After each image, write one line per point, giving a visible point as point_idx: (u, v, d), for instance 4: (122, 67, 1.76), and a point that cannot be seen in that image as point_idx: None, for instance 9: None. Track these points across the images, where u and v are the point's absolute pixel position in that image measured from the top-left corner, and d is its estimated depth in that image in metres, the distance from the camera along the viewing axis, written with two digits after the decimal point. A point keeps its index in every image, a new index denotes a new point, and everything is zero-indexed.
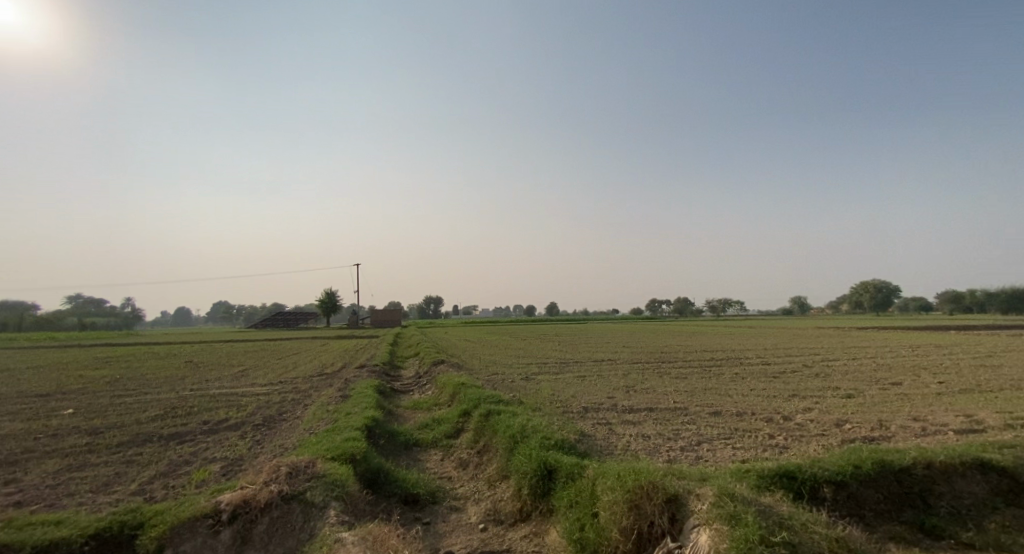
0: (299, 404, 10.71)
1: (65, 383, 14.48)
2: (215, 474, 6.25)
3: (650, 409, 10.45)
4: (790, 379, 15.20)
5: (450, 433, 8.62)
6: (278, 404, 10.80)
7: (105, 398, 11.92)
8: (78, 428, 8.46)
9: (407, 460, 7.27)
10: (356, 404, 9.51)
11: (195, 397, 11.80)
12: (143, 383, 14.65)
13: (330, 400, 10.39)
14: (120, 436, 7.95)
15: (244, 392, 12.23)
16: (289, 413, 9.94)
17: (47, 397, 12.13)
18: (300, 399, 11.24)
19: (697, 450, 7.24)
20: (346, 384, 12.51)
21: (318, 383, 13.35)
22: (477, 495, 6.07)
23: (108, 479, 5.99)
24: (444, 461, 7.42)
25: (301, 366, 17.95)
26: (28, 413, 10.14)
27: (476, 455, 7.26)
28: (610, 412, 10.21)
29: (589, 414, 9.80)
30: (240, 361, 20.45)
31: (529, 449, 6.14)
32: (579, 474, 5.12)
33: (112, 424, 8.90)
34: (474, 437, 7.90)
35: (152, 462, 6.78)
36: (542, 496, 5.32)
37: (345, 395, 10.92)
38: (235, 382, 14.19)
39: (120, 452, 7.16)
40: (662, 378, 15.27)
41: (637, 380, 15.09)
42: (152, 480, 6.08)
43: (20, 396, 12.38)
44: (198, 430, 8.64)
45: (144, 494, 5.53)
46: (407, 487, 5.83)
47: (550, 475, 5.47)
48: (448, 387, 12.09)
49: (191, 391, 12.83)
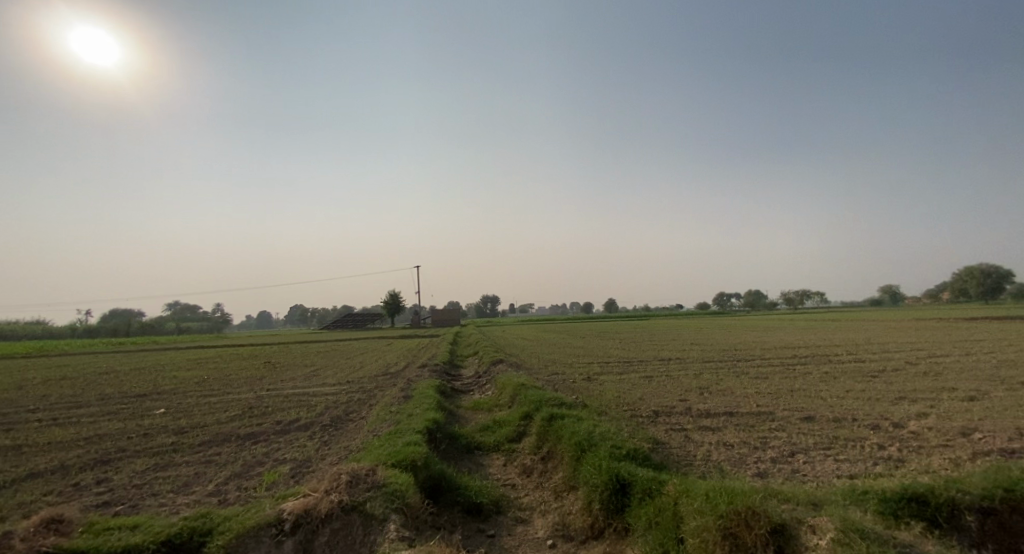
0: (364, 404, 10.92)
1: (162, 384, 15.96)
2: (284, 476, 6.38)
3: (729, 413, 9.52)
4: (892, 379, 13.37)
5: (512, 436, 8.31)
6: (344, 404, 11.08)
7: (195, 398, 12.91)
8: (168, 429, 9.20)
9: (470, 465, 7.03)
10: (417, 405, 9.48)
11: (270, 397, 12.45)
12: (227, 383, 15.79)
13: (393, 401, 10.48)
14: (202, 438, 8.50)
15: (315, 392, 12.75)
16: (355, 413, 10.15)
17: (147, 397, 13.37)
18: (365, 399, 11.48)
19: (791, 463, 6.36)
20: (408, 384, 12.65)
21: (382, 383, 13.64)
22: (544, 506, 5.67)
23: (188, 481, 6.36)
24: (507, 467, 7.11)
25: (367, 366, 18.57)
26: (130, 412, 11.17)
27: (541, 462, 6.87)
28: (683, 416, 9.43)
29: (660, 418, 9.09)
30: (312, 361, 21.59)
31: (598, 459, 5.64)
32: (658, 490, 4.56)
33: (197, 424, 9.55)
34: (538, 442, 7.52)
35: (228, 463, 7.11)
36: (615, 512, 4.82)
37: (407, 396, 10.98)
38: (307, 382, 14.88)
39: (201, 453, 7.64)
40: (739, 379, 14.03)
41: (710, 380, 13.99)
42: (228, 481, 6.30)
43: (125, 396, 13.75)
44: (272, 430, 9.01)
45: (219, 496, 5.72)
46: (469, 495, 5.57)
47: (623, 489, 4.96)
48: (508, 387, 11.82)
49: (267, 391, 13.59)
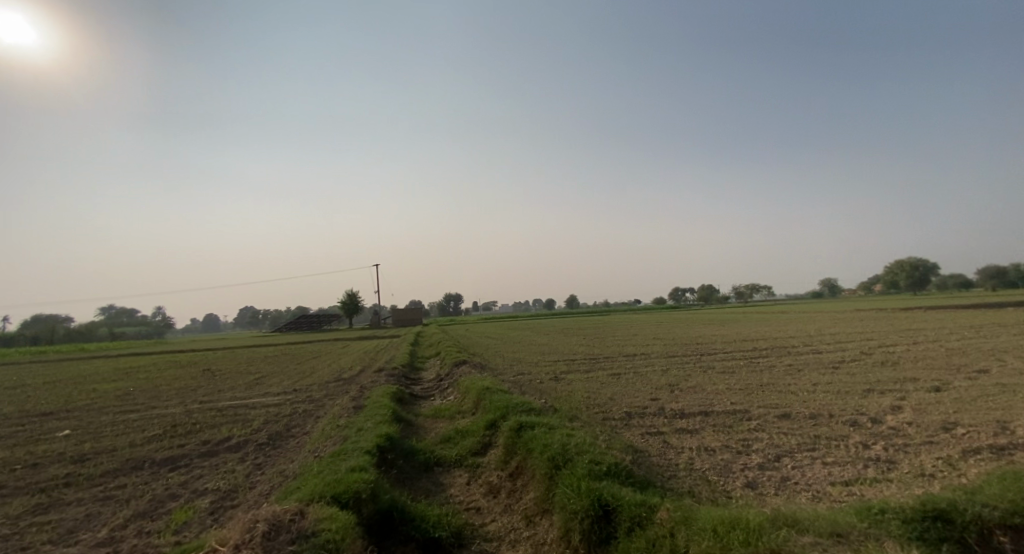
0: (310, 416, 9.74)
1: (75, 399, 13.97)
2: (199, 513, 5.25)
3: (705, 413, 9.09)
4: (854, 370, 13.50)
5: (476, 449, 7.47)
6: (287, 417, 9.85)
7: (110, 415, 11.23)
8: (66, 457, 7.69)
9: (427, 487, 6.14)
10: (369, 418, 8.44)
11: (201, 412, 10.99)
12: (154, 396, 14.00)
13: (343, 412, 9.37)
14: (107, 467, 7.10)
15: (254, 404, 11.37)
16: (298, 428, 8.97)
17: (51, 416, 11.52)
18: (311, 410, 10.29)
19: (779, 469, 5.88)
20: (361, 391, 11.51)
21: (332, 391, 12.42)
22: (514, 534, 4.87)
23: (74, 527, 5.10)
24: (470, 486, 6.27)
25: (318, 372, 17.13)
26: (24, 437, 9.45)
27: (509, 480, 6.07)
28: (658, 418, 8.90)
29: (635, 422, 8.53)
30: (258, 368, 19.83)
31: (574, 479, 4.90)
32: (649, 519, 3.86)
33: (105, 449, 8.09)
34: (505, 455, 6.72)
35: (132, 499, 5.85)
36: (598, 544, 4.08)
37: (359, 406, 9.90)
38: (248, 392, 13.40)
39: (102, 487, 6.31)
40: (708, 375, 13.78)
41: (679, 377, 13.68)
42: (126, 525, 5.10)
43: (25, 416, 11.81)
44: (196, 452, 7.73)
45: (108, 548, 4.56)
46: (425, 528, 4.69)
47: (607, 516, 4.24)
48: (472, 392, 10.96)
49: (199, 404, 12.06)
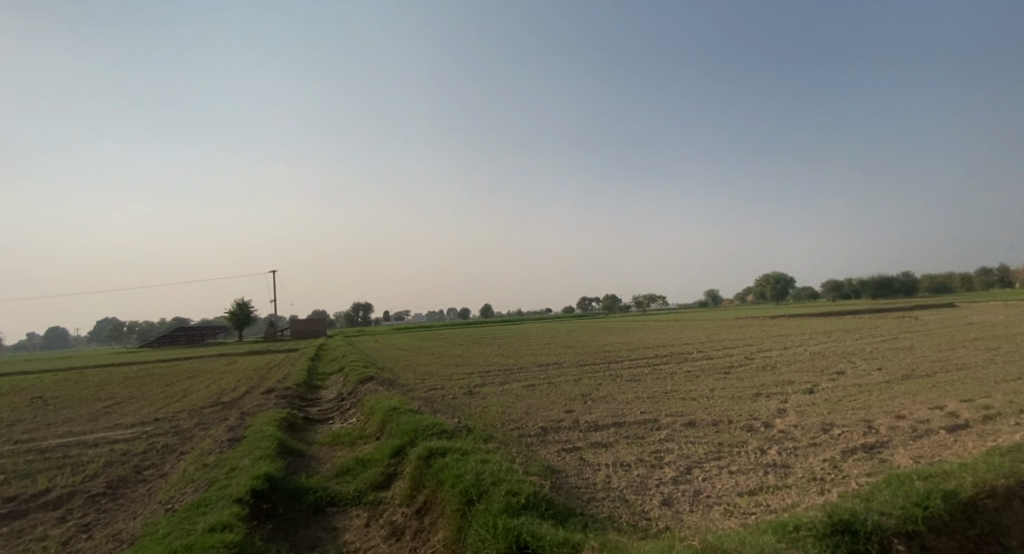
0: (171, 454, 8.04)
1: None
2: None
3: (617, 424, 9.13)
4: (742, 374, 14.74)
5: (378, 481, 6.60)
6: (139, 456, 8.03)
7: None
8: None
9: (316, 535, 5.18)
10: (248, 452, 7.13)
11: (14, 456, 8.57)
12: None
13: (216, 447, 7.86)
14: None
15: (95, 441, 9.18)
16: (153, 470, 7.31)
17: None
18: (175, 445, 8.53)
19: (691, 482, 5.89)
20: (242, 419, 9.89)
21: (205, 420, 10.53)
22: None
23: None
24: (370, 528, 5.43)
25: (191, 395, 14.62)
26: None
27: (415, 518, 5.35)
28: (573, 432, 8.73)
29: (551, 438, 8.25)
30: (110, 393, 16.47)
31: (490, 516, 4.36)
32: None
33: None
34: (411, 488, 5.97)
35: None
36: None
37: (238, 436, 8.41)
38: (89, 426, 10.88)
39: None
40: (617, 384, 14.14)
41: (591, 387, 13.86)
42: None
43: None
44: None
45: None
46: None
47: None
48: (376, 413, 9.94)
49: (15, 445, 9.46)
